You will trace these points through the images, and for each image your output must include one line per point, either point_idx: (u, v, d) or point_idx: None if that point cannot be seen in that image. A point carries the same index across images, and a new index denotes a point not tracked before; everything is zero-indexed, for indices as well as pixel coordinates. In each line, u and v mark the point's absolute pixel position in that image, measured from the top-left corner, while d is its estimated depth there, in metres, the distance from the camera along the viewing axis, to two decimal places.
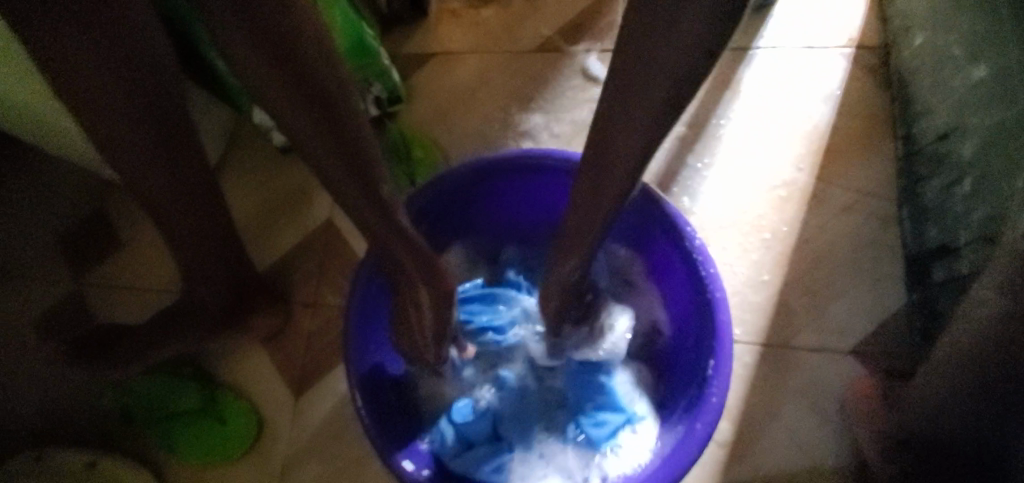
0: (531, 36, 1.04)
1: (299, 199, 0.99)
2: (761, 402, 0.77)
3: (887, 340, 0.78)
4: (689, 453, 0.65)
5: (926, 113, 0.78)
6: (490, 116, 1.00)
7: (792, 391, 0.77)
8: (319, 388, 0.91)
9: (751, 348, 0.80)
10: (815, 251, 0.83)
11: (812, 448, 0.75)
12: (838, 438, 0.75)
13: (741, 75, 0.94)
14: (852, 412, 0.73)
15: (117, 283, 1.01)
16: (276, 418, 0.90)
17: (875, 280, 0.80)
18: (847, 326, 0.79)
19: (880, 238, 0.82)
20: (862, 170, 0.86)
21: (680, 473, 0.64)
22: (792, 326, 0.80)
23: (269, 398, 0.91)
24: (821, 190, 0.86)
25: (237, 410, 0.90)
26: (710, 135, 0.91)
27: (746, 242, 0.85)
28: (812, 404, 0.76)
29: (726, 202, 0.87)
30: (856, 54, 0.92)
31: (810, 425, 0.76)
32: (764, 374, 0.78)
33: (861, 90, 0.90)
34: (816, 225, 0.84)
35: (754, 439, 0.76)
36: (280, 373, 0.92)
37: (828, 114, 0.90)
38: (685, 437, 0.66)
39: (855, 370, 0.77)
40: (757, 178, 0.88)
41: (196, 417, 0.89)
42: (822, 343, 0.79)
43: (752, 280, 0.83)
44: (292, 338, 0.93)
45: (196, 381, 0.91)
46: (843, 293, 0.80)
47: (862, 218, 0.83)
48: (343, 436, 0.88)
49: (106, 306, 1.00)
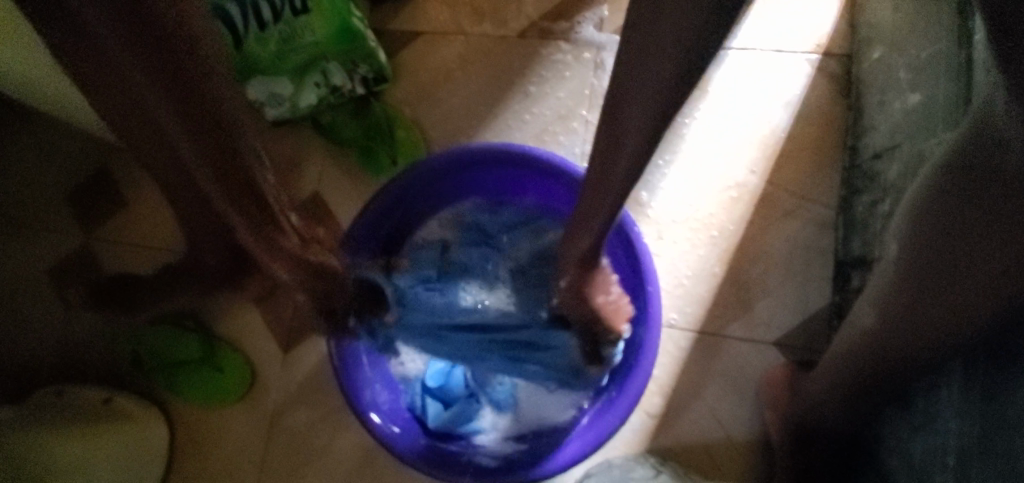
0: (516, 20, 1.07)
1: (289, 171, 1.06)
2: (689, 382, 0.88)
3: (807, 335, 0.87)
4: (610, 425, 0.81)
5: (870, 130, 0.84)
6: (470, 99, 1.05)
7: (717, 374, 0.88)
8: (305, 346, 1.02)
9: (687, 334, 0.90)
10: (756, 251, 0.91)
11: (728, 423, 0.87)
12: (751, 416, 0.86)
13: (711, 75, 0.97)
14: (764, 396, 0.84)
15: (122, 239, 1.09)
16: (267, 369, 1.02)
17: (805, 282, 0.89)
18: (773, 320, 0.88)
19: (816, 243, 0.90)
20: (809, 177, 0.92)
21: (600, 440, 0.82)
22: (725, 317, 0.89)
23: (261, 352, 1.03)
24: (769, 194, 0.92)
25: (234, 361, 1.01)
26: (674, 133, 0.96)
27: (695, 238, 0.92)
28: (733, 386, 0.87)
29: (682, 198, 0.94)
30: (821, 61, 0.95)
31: (729, 404, 0.87)
32: (695, 358, 0.89)
33: (820, 98, 0.94)
34: (760, 226, 0.91)
35: (679, 413, 0.87)
36: (271, 331, 1.03)
37: (788, 119, 0.95)
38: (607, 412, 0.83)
39: (775, 359, 0.87)
40: (712, 178, 0.94)
41: (197, 365, 1.00)
42: (750, 333, 0.88)
43: (696, 273, 0.91)
44: (281, 300, 1.03)
45: (197, 335, 1.01)
46: (775, 290, 0.89)
47: (802, 223, 0.91)
48: (325, 389, 1.00)
49: (113, 260, 1.08)
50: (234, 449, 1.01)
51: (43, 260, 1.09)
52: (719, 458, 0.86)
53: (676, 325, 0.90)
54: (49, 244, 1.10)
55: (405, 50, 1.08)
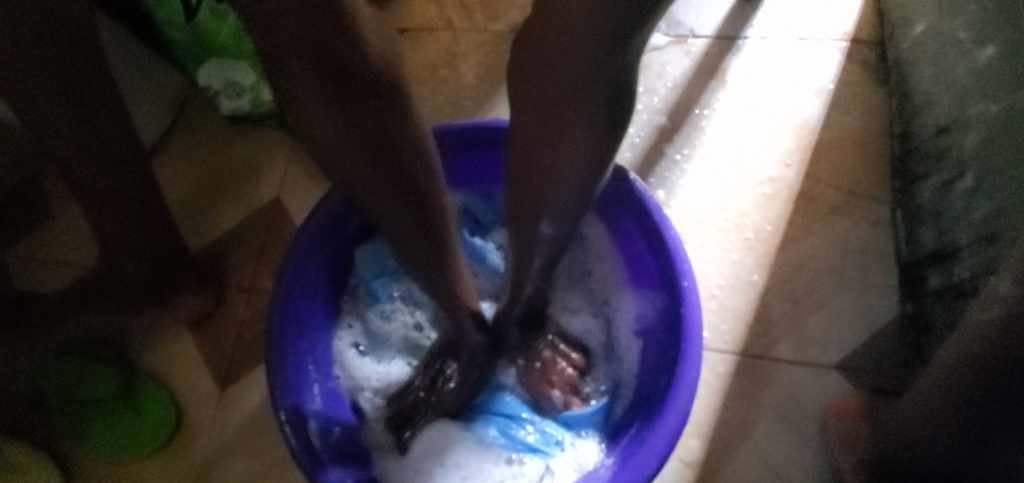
0: (509, 14, 0.97)
1: (247, 174, 0.91)
2: (733, 419, 0.69)
3: (875, 355, 0.70)
4: (646, 466, 0.58)
5: (925, 107, 0.72)
6: (458, 95, 0.93)
7: (767, 408, 0.69)
8: (248, 381, 0.82)
9: (726, 357, 0.72)
10: (800, 255, 0.75)
11: (787, 473, 0.67)
12: (815, 461, 0.67)
13: (729, 64, 0.87)
14: (834, 434, 0.65)
15: (41, 253, 0.90)
16: (200, 411, 0.81)
17: (864, 290, 0.73)
18: (831, 338, 0.71)
19: (870, 243, 0.75)
20: (854, 170, 0.79)
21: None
22: (771, 335, 0.72)
23: (194, 390, 0.82)
24: (809, 189, 0.78)
25: (156, 401, 0.80)
26: (692, 125, 0.84)
27: (726, 241, 0.77)
28: (790, 423, 0.69)
29: (706, 196, 0.80)
30: (851, 47, 0.86)
31: (786, 445, 0.68)
32: (738, 387, 0.70)
33: (855, 85, 0.83)
34: (802, 226, 0.77)
35: (723, 461, 0.68)
36: (208, 362, 0.83)
37: (820, 108, 0.83)
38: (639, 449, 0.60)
39: (838, 385, 0.69)
40: (741, 173, 0.81)
41: (106, 406, 0.79)
42: (804, 354, 0.71)
43: (732, 282, 0.75)
44: (224, 325, 0.85)
45: (114, 366, 0.81)
46: (828, 300, 0.73)
47: (851, 221, 0.76)
48: (270, 436, 0.79)
49: (27, 276, 0.89)
50: None
51: None
52: None
53: (711, 346, 0.72)
54: None
55: None
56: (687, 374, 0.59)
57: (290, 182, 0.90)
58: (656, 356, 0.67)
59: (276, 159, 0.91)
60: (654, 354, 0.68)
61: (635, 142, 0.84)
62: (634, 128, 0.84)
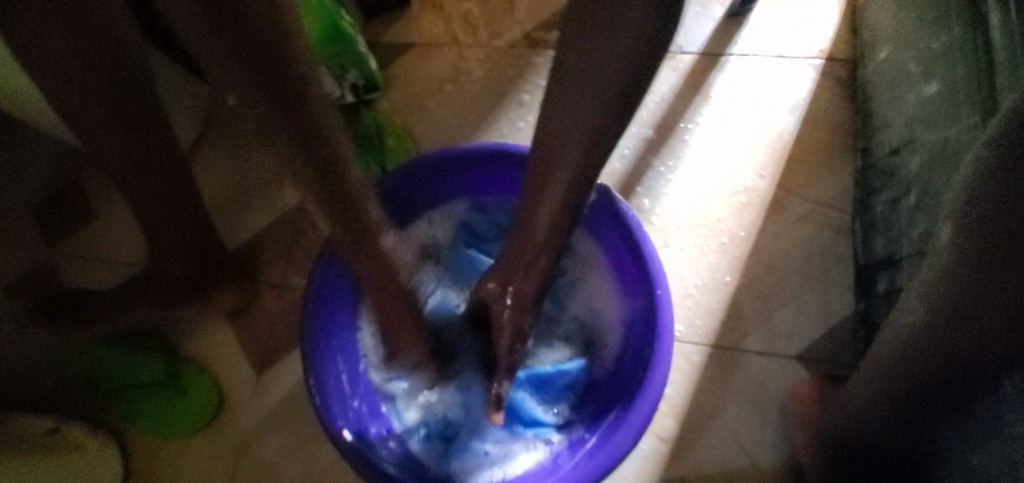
0: (510, 31, 1.05)
1: (273, 180, 1.00)
2: (706, 401, 0.79)
3: (832, 346, 0.80)
4: (623, 444, 0.70)
5: (883, 127, 0.81)
6: (464, 108, 1.01)
7: (735, 391, 0.80)
8: (280, 367, 0.93)
9: (700, 348, 0.82)
10: (770, 258, 0.85)
11: (751, 447, 0.78)
12: (776, 438, 0.78)
13: (713, 81, 0.95)
14: (792, 414, 0.76)
15: (88, 254, 1.00)
16: (239, 393, 0.92)
17: (825, 289, 0.82)
18: (794, 331, 0.81)
19: (833, 247, 0.84)
20: (821, 181, 0.88)
21: (614, 462, 0.70)
22: (742, 329, 0.82)
23: (232, 375, 0.93)
24: (780, 198, 0.87)
25: (201, 384, 0.92)
26: (677, 138, 0.93)
27: (704, 245, 0.86)
28: (755, 405, 0.79)
29: (687, 204, 0.89)
30: (825, 65, 0.93)
31: (751, 425, 0.79)
32: (711, 374, 0.80)
33: (827, 101, 0.92)
34: (773, 232, 0.86)
35: (696, 437, 0.78)
36: (245, 350, 0.94)
37: (794, 123, 0.91)
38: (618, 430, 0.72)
39: (798, 373, 0.80)
40: (719, 183, 0.89)
41: (157, 390, 0.90)
42: (769, 346, 0.81)
43: (708, 282, 0.85)
44: (257, 317, 0.95)
45: (161, 356, 0.92)
46: (793, 298, 0.82)
47: (817, 227, 0.85)
48: (301, 415, 0.91)
49: (77, 275, 0.99)
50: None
51: None
52: None
53: (687, 338, 0.82)
54: None
55: (398, 60, 1.05)
56: (658, 370, 0.71)
57: None
58: (635, 347, 0.78)
59: None
60: (635, 346, 0.78)
61: (626, 154, 0.92)
62: (624, 141, 0.93)
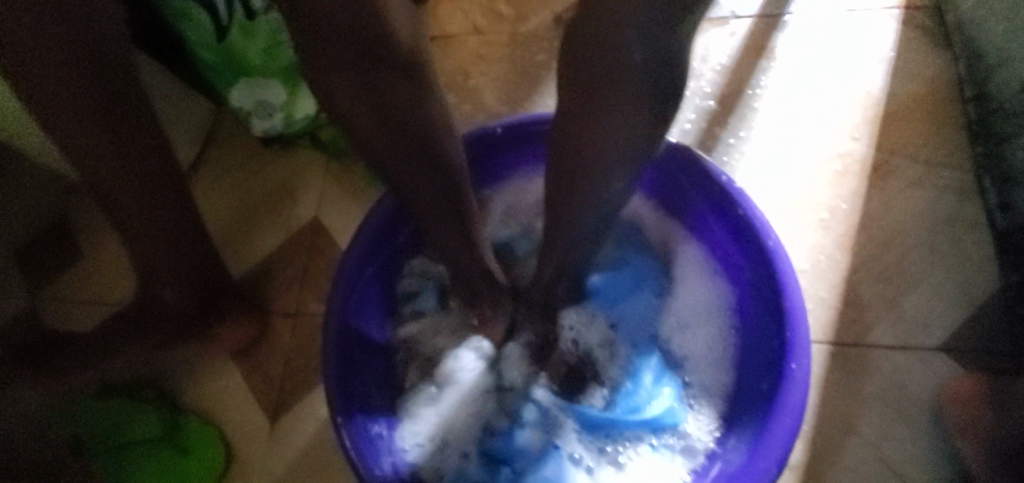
0: (537, 16, 0.94)
1: (283, 195, 0.88)
2: (836, 413, 0.63)
3: (984, 333, 0.64)
4: (769, 472, 0.53)
5: (1003, 65, 0.68)
6: (494, 99, 0.89)
7: (871, 399, 0.63)
8: (300, 409, 0.77)
9: (816, 346, 0.66)
10: (882, 232, 0.70)
11: (905, 471, 0.60)
12: (935, 456, 0.61)
13: (776, 42, 0.83)
14: (955, 423, 0.59)
15: (79, 296, 0.87)
16: (250, 447, 0.76)
17: (960, 263, 0.67)
18: (930, 318, 0.65)
19: (959, 214, 0.69)
20: (928, 139, 0.74)
21: None
22: (863, 320, 0.66)
23: (242, 424, 0.78)
24: (881, 162, 0.74)
25: (204, 439, 0.76)
26: (746, 107, 0.80)
27: (799, 225, 0.72)
28: (899, 415, 0.62)
29: (770, 179, 0.75)
30: (906, 14, 0.81)
31: (900, 441, 0.62)
32: (835, 378, 0.64)
33: (915, 53, 0.79)
34: (882, 202, 0.71)
35: (831, 462, 0.61)
36: (255, 394, 0.79)
37: (882, 81, 0.79)
38: (756, 453, 0.55)
39: (947, 369, 0.63)
40: (807, 152, 0.76)
41: (154, 448, 0.75)
42: (903, 339, 0.65)
43: (811, 268, 0.69)
44: (270, 352, 0.80)
45: (157, 406, 0.77)
46: (922, 278, 0.67)
47: (934, 192, 0.71)
48: (328, 466, 0.75)
49: (65, 321, 0.86)
50: None
51: None
52: None
53: None
54: None
55: None
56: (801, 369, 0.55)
57: (327, 201, 0.87)
58: (757, 346, 0.62)
59: (310, 179, 0.88)
60: (755, 342, 0.63)
61: (688, 128, 0.79)
62: (684, 114, 0.80)
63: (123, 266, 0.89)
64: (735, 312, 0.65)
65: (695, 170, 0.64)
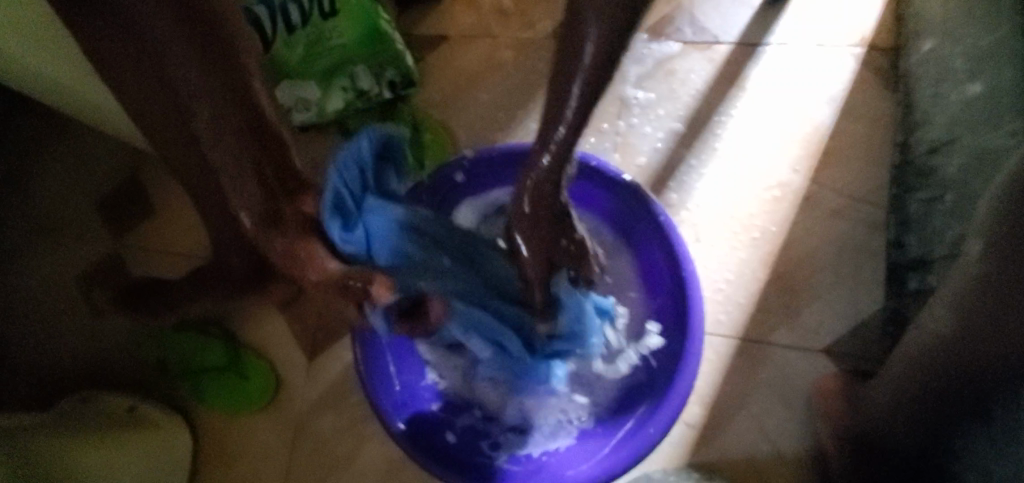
0: (542, 23, 1.05)
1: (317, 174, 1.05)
2: (732, 391, 0.83)
3: (861, 342, 0.82)
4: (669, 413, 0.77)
5: (924, 124, 0.80)
6: (498, 102, 1.03)
7: (761, 383, 0.83)
8: (331, 351, 1.00)
9: (728, 340, 0.85)
10: (800, 253, 0.86)
11: (775, 436, 0.82)
12: (800, 428, 0.81)
13: (748, 71, 0.94)
14: (816, 409, 0.79)
15: (153, 246, 1.08)
16: (292, 377, 1.00)
17: (855, 285, 0.84)
18: (821, 326, 0.83)
19: (864, 244, 0.85)
20: (857, 175, 0.88)
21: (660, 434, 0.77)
22: (769, 323, 0.85)
23: (287, 359, 1.01)
24: (815, 193, 0.88)
25: (259, 368, 0.99)
26: (710, 130, 0.93)
27: (734, 241, 0.88)
28: (780, 396, 0.82)
29: (718, 202, 0.90)
30: (866, 55, 0.91)
31: (777, 415, 0.82)
32: (738, 365, 0.84)
33: (866, 94, 0.90)
34: (805, 227, 0.87)
35: (721, 425, 0.82)
36: (297, 337, 1.01)
37: (831, 116, 0.91)
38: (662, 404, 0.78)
39: (825, 366, 0.82)
40: (754, 179, 0.90)
41: (222, 371, 0.99)
42: (797, 340, 0.84)
43: (736, 278, 0.87)
44: (307, 304, 1.02)
45: (223, 341, 1.00)
46: (822, 294, 0.84)
47: (850, 223, 0.86)
48: (350, 395, 0.98)
49: (142, 266, 1.07)
50: (258, 459, 0.98)
51: (69, 265, 1.06)
52: (769, 473, 0.81)
53: (717, 331, 0.85)
54: (73, 252, 1.07)
55: (432, 53, 1.06)
56: (694, 345, 0.78)
57: None
58: (668, 334, 0.84)
59: None
60: (667, 332, 0.84)
61: (657, 146, 0.93)
62: (655, 135, 0.93)
63: (190, 222, 1.08)
64: (651, 311, 0.87)
65: (641, 204, 0.84)
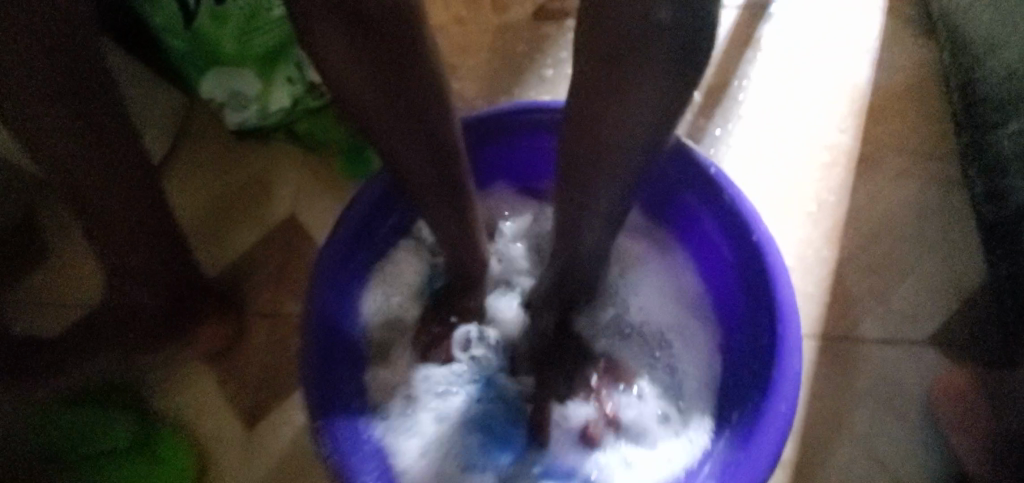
0: (519, 5, 0.92)
1: (258, 190, 0.85)
2: (826, 408, 0.62)
3: (971, 324, 0.64)
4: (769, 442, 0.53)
5: (989, 55, 0.67)
6: (476, 91, 0.87)
7: (860, 393, 0.62)
8: (278, 413, 0.75)
9: (805, 341, 0.65)
10: (869, 224, 0.69)
11: (895, 464, 0.60)
12: (925, 449, 0.60)
13: (762, 32, 0.81)
14: (946, 418, 0.59)
15: (41, 298, 0.83)
16: (225, 453, 0.74)
17: (946, 254, 0.67)
18: (917, 311, 0.65)
19: (944, 205, 0.69)
20: (915, 130, 0.73)
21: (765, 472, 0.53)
22: (851, 314, 0.65)
23: (218, 430, 0.75)
24: (869, 154, 0.73)
25: (178, 446, 0.73)
26: (733, 97, 0.78)
27: (787, 217, 0.71)
28: (889, 408, 0.62)
29: (757, 175, 0.74)
30: (891, 3, 0.80)
31: (890, 436, 0.61)
32: (825, 372, 0.63)
33: (900, 44, 0.79)
34: (868, 193, 0.71)
35: (821, 458, 0.60)
36: (231, 398, 0.76)
37: (867, 72, 0.78)
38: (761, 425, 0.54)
39: (936, 362, 0.63)
40: (795, 148, 0.74)
41: (121, 456, 0.70)
42: (891, 331, 0.64)
43: (798, 262, 0.68)
44: (245, 353, 0.77)
45: (127, 414, 0.73)
46: (910, 270, 0.67)
47: (921, 183, 0.70)
48: (307, 471, 0.72)
49: (23, 328, 0.82)
50: None
51: None
52: None
53: None
54: None
55: None
56: (789, 336, 0.55)
57: (304, 197, 0.84)
58: (745, 329, 0.61)
59: (287, 174, 0.85)
60: (745, 328, 0.61)
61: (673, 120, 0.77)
62: None
63: (92, 264, 0.84)
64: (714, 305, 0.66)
65: (682, 162, 0.62)
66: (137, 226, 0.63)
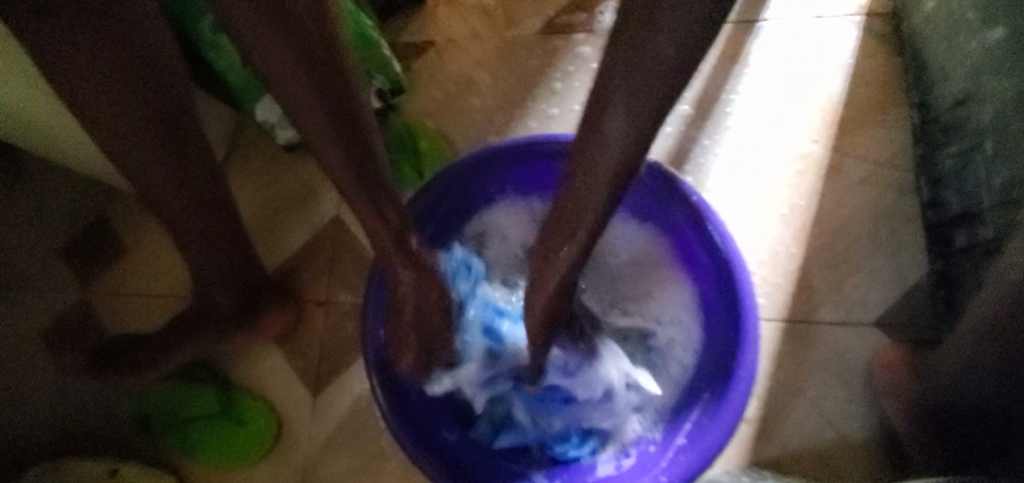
0: (531, 20, 1.01)
1: (306, 194, 0.98)
2: (787, 378, 0.77)
3: (911, 310, 0.77)
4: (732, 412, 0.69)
5: (941, 79, 0.78)
6: (494, 104, 0.98)
7: (815, 366, 0.77)
8: (337, 384, 0.90)
9: (773, 324, 0.79)
10: (833, 225, 0.82)
11: (840, 422, 0.75)
12: (866, 410, 0.75)
13: (750, 48, 0.91)
14: (882, 387, 0.73)
15: (127, 290, 0.98)
16: (295, 417, 0.90)
17: (895, 251, 0.80)
18: (867, 299, 0.78)
19: (897, 208, 0.81)
20: (877, 142, 0.85)
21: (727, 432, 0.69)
22: (812, 301, 0.79)
23: (287, 398, 0.90)
24: (837, 163, 0.84)
25: (256, 411, 0.89)
26: (721, 110, 0.89)
27: (764, 219, 0.83)
28: (838, 378, 0.76)
29: (740, 181, 0.85)
30: (865, 22, 0.90)
31: (838, 400, 0.76)
32: (788, 349, 0.78)
33: (872, 60, 0.88)
34: (834, 198, 0.83)
35: (780, 417, 0.75)
36: (296, 372, 0.91)
37: (841, 86, 0.88)
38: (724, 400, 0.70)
39: (879, 341, 0.77)
40: (772, 157, 0.86)
41: (214, 420, 0.88)
42: (844, 315, 0.78)
43: (771, 257, 0.81)
44: (306, 335, 0.92)
45: (214, 386, 0.89)
46: (864, 265, 0.80)
47: (879, 190, 0.82)
48: (364, 431, 0.88)
49: (116, 315, 0.97)
50: None
51: (35, 321, 0.96)
52: (838, 463, 0.73)
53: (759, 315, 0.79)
54: (37, 306, 0.96)
55: (418, 61, 1.01)
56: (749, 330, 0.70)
57: (347, 201, 0.97)
58: (716, 321, 0.76)
59: (331, 180, 0.98)
60: (718, 320, 0.76)
61: (668, 131, 0.89)
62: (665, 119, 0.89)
63: (167, 261, 0.99)
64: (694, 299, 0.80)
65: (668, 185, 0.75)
66: (221, 239, 0.76)
